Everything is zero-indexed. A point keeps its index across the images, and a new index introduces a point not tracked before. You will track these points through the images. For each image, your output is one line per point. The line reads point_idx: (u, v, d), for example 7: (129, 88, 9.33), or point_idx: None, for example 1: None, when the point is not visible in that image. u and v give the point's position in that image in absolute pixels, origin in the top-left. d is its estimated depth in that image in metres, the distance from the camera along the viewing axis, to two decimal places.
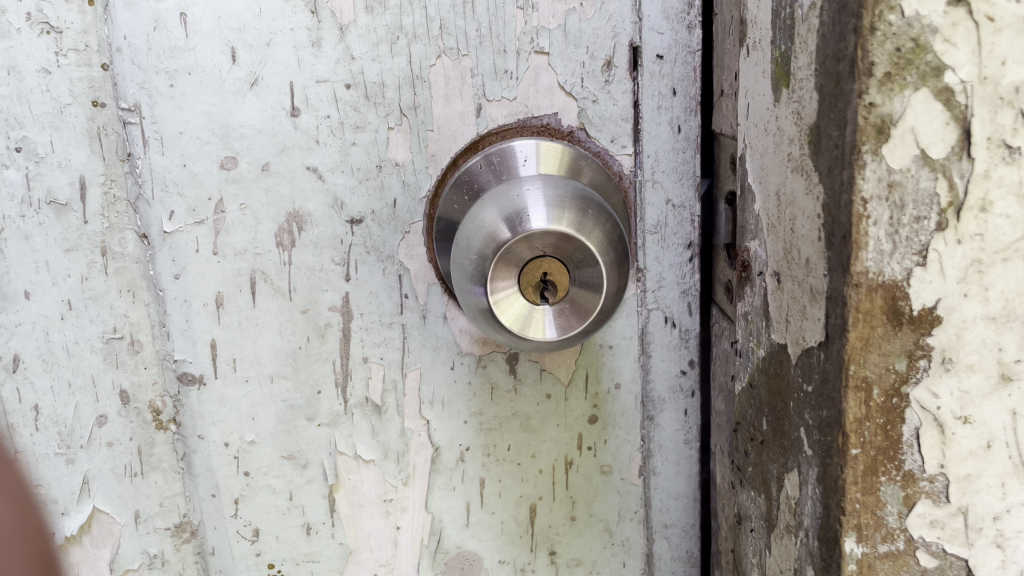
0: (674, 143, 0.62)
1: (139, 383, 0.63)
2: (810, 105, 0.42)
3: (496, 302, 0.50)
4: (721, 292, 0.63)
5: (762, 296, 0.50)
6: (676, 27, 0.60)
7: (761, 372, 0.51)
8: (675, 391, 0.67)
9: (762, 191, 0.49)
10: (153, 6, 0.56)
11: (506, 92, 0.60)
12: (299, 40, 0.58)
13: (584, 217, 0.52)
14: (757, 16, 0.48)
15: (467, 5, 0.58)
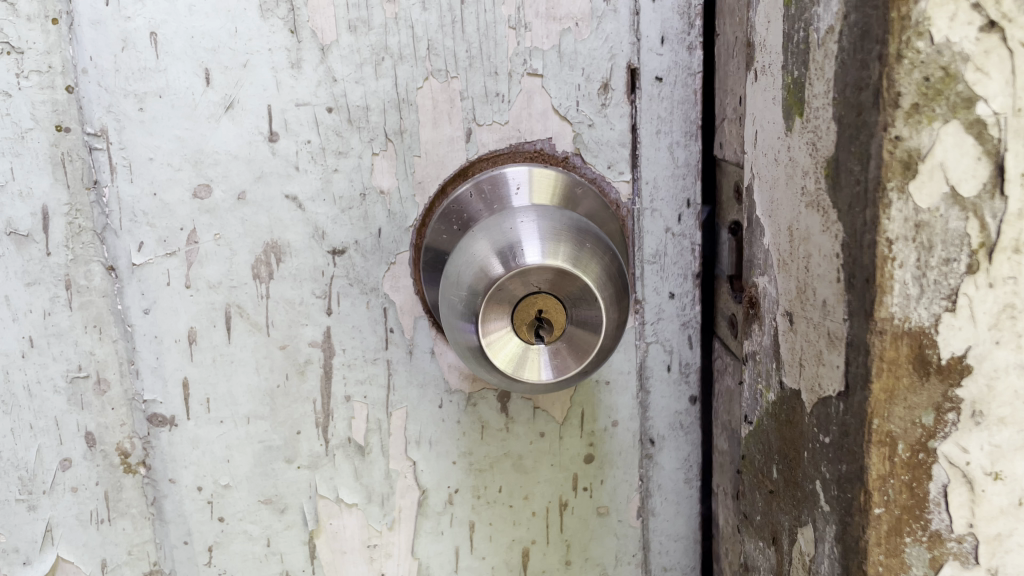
0: (674, 169, 0.59)
1: (106, 424, 0.59)
2: (827, 137, 0.39)
3: (489, 343, 0.47)
4: (724, 326, 0.60)
5: (773, 335, 0.47)
6: (677, 48, 0.57)
7: (772, 417, 0.48)
8: (675, 428, 0.64)
9: (772, 224, 0.46)
10: (121, 25, 0.53)
11: (497, 116, 0.57)
12: (277, 61, 0.54)
13: (581, 250, 0.49)
14: (767, 38, 0.45)
15: (456, 24, 0.55)
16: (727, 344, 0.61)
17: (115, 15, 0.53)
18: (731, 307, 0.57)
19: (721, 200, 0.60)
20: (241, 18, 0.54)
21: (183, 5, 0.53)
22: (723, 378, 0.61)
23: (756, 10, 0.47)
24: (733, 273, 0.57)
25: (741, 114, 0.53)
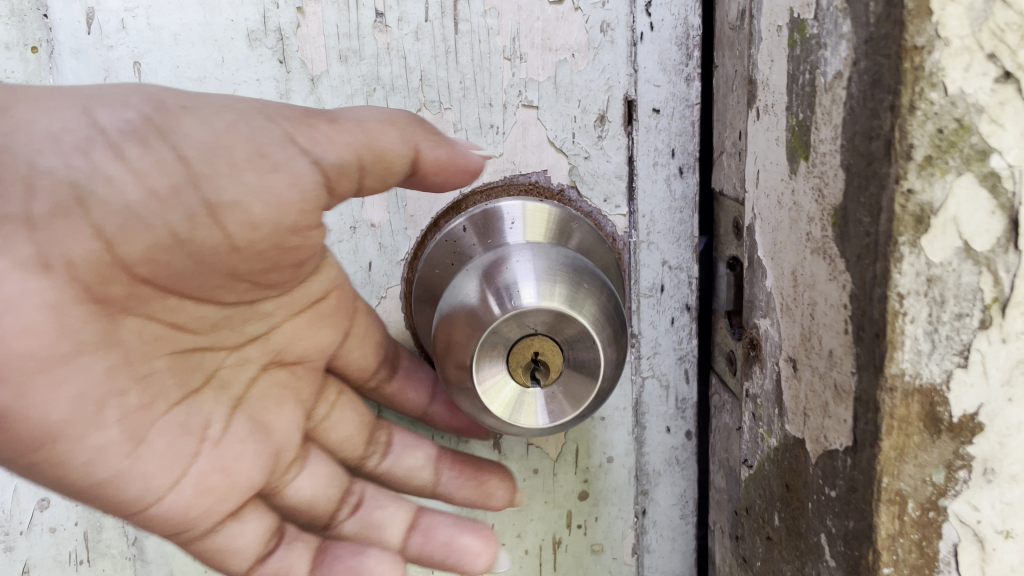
0: (671, 202, 0.58)
1: None
2: (834, 184, 0.38)
3: (484, 390, 0.46)
4: (723, 361, 0.59)
5: (775, 381, 0.46)
6: (676, 79, 0.56)
7: (772, 463, 0.47)
8: (671, 464, 0.63)
9: (775, 267, 0.45)
10: (104, 55, 0.53)
11: (491, 148, 0.57)
12: (265, 91, 0.54)
13: (576, 290, 0.47)
14: (769, 77, 0.44)
15: (449, 55, 0.55)
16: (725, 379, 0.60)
17: (98, 44, 0.53)
18: (730, 342, 0.57)
19: (718, 234, 0.59)
20: (228, 48, 0.54)
21: (168, 34, 0.53)
22: (719, 414, 0.60)
23: (758, 47, 0.46)
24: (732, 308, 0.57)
25: (740, 149, 0.52)
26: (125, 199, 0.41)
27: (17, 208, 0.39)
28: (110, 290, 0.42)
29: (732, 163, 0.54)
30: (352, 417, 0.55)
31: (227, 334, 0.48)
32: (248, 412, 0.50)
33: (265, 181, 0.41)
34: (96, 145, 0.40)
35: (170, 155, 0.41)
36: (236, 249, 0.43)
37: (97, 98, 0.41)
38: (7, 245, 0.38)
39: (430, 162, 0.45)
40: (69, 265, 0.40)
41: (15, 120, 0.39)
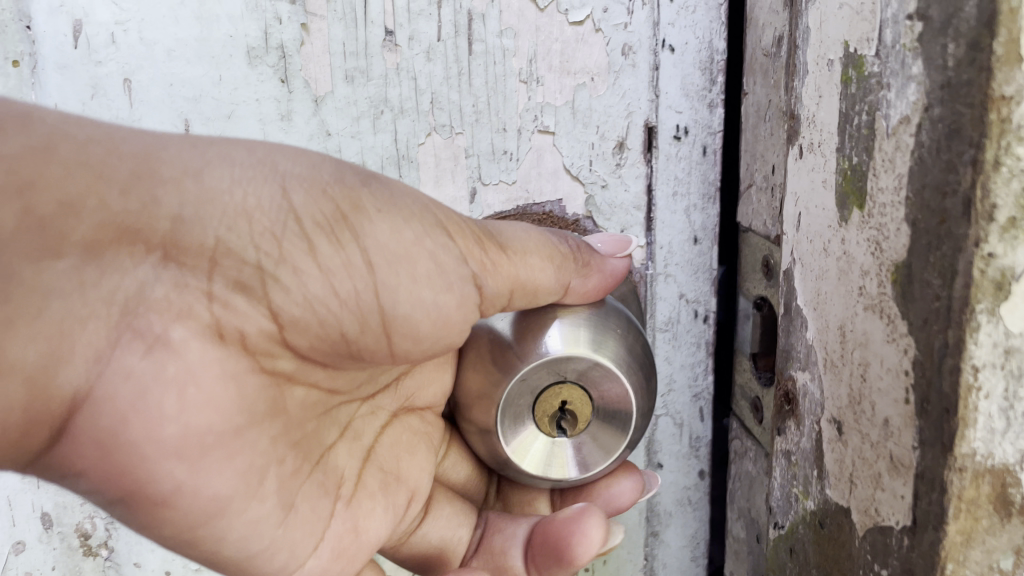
0: (690, 233, 0.60)
1: (64, 505, 0.63)
2: (895, 240, 0.35)
3: (513, 446, 0.48)
4: (745, 405, 0.56)
5: (814, 442, 0.43)
6: (699, 105, 0.57)
7: (808, 526, 0.44)
8: (683, 504, 0.66)
9: (818, 320, 0.42)
10: (91, 71, 0.53)
11: (504, 175, 0.58)
12: (266, 113, 0.55)
13: (602, 332, 0.47)
14: (816, 113, 0.41)
15: (463, 77, 0.56)
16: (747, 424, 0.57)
17: (85, 59, 0.53)
18: (756, 388, 0.54)
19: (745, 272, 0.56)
20: (226, 67, 0.53)
21: (162, 50, 0.53)
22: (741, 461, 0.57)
23: (801, 81, 0.43)
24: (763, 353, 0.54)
25: (774, 184, 0.49)
26: (307, 292, 0.40)
27: (202, 281, 0.38)
28: (275, 362, 0.42)
29: (763, 199, 0.51)
30: (468, 458, 0.58)
31: (365, 387, 0.51)
32: (378, 463, 0.52)
33: (439, 301, 0.43)
34: (286, 233, 0.39)
35: (357, 259, 0.40)
36: (393, 356, 0.45)
37: (293, 175, 0.40)
38: (189, 312, 0.38)
39: (580, 295, 0.48)
40: (236, 338, 0.40)
41: (208, 189, 0.38)
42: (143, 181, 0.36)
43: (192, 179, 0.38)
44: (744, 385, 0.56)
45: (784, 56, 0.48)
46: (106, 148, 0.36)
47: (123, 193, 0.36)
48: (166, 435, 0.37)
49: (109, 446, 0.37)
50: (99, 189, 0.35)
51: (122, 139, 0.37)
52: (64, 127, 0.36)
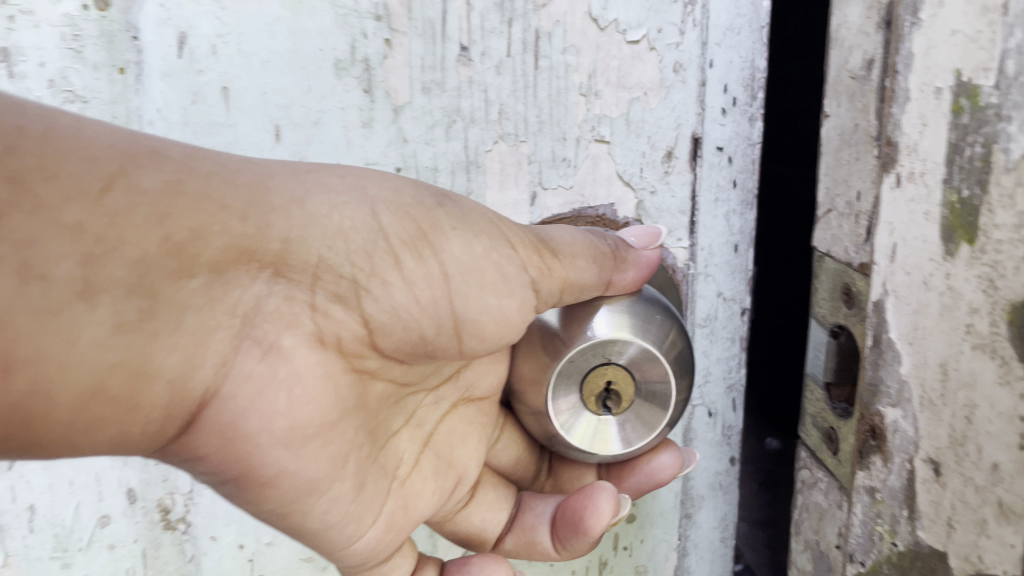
0: (731, 234, 1.03)
1: (148, 480, 0.99)
2: (1014, 282, 0.46)
3: (564, 415, 0.83)
4: (829, 438, 0.68)
5: (906, 482, 0.56)
6: (743, 119, 0.98)
7: (894, 563, 0.58)
8: (724, 434, 1.09)
9: (915, 360, 0.54)
10: (195, 80, 0.89)
11: (562, 180, 1.00)
12: (351, 122, 0.93)
13: (647, 321, 0.81)
14: (919, 141, 0.53)
15: (530, 93, 0.97)
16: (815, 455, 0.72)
17: (189, 67, 0.88)
18: (832, 418, 0.67)
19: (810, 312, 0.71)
20: (313, 83, 0.91)
21: (258, 62, 0.89)
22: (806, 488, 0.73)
23: (900, 108, 0.55)
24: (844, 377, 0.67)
25: (858, 211, 0.61)
26: (395, 300, 0.68)
27: (307, 295, 0.64)
28: (362, 361, 0.70)
29: (845, 224, 0.64)
30: (519, 435, 0.99)
31: (431, 377, 0.85)
32: (434, 443, 0.88)
33: (502, 302, 0.74)
34: (378, 248, 0.66)
35: (433, 268, 0.69)
36: (460, 350, 0.76)
37: (379, 201, 0.67)
38: (297, 319, 0.64)
39: (616, 284, 0.81)
40: (333, 341, 0.66)
41: (310, 211, 0.64)
42: (256, 210, 0.61)
43: (298, 205, 0.64)
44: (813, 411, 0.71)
45: (874, 78, 0.59)
46: (224, 182, 0.60)
47: (242, 221, 0.60)
48: (277, 425, 0.63)
49: (228, 435, 0.62)
50: (223, 221, 0.59)
51: (237, 174, 0.62)
52: (188, 165, 0.59)
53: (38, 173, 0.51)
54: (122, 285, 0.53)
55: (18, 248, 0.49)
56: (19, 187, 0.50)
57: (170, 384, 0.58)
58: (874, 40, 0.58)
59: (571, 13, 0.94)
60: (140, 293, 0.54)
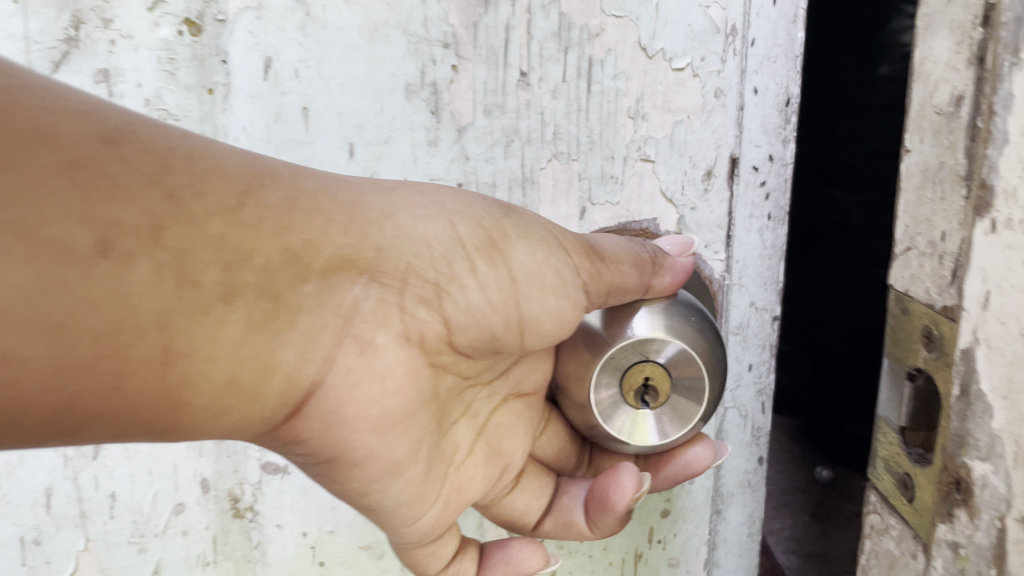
0: (763, 249, 1.14)
1: (222, 470, 1.09)
2: None
3: (607, 409, 0.93)
4: (903, 484, 0.73)
5: (993, 539, 0.58)
6: (776, 140, 1.09)
7: None
8: (753, 433, 1.22)
9: (1008, 415, 0.56)
10: (279, 101, 0.99)
11: (611, 196, 1.10)
12: (417, 140, 1.03)
13: (681, 322, 0.91)
14: (1016, 187, 0.54)
15: (583, 114, 1.06)
16: (885, 500, 0.77)
17: (274, 90, 0.99)
18: (908, 464, 0.72)
19: (888, 352, 0.76)
20: (386, 105, 1.01)
21: (336, 86, 1.00)
22: (881, 536, 0.76)
23: (998, 152, 0.56)
24: (928, 421, 0.72)
25: (941, 252, 0.65)
26: (469, 301, 0.71)
27: (397, 298, 0.68)
28: (438, 357, 0.73)
29: (927, 263, 0.67)
30: (560, 430, 1.05)
31: (486, 374, 0.92)
32: (487, 437, 0.95)
33: (560, 302, 0.75)
34: (459, 256, 0.70)
35: (504, 273, 0.72)
36: (520, 344, 0.78)
37: (456, 214, 0.71)
38: (390, 319, 0.68)
39: (656, 289, 0.92)
40: (417, 339, 0.70)
41: (399, 222, 0.69)
42: (357, 223, 0.66)
43: (390, 218, 0.68)
44: (891, 457, 0.75)
45: (963, 115, 0.62)
46: (329, 198, 0.65)
47: (343, 232, 0.65)
48: (370, 412, 0.68)
49: (330, 419, 0.68)
50: (328, 234, 0.64)
51: (336, 192, 0.66)
52: (299, 185, 0.64)
53: (189, 191, 0.55)
54: (253, 288, 0.58)
55: (177, 258, 0.53)
56: (176, 205, 0.54)
57: (286, 376, 0.63)
58: (963, 77, 0.61)
59: (622, 42, 1.03)
60: (266, 296, 0.60)
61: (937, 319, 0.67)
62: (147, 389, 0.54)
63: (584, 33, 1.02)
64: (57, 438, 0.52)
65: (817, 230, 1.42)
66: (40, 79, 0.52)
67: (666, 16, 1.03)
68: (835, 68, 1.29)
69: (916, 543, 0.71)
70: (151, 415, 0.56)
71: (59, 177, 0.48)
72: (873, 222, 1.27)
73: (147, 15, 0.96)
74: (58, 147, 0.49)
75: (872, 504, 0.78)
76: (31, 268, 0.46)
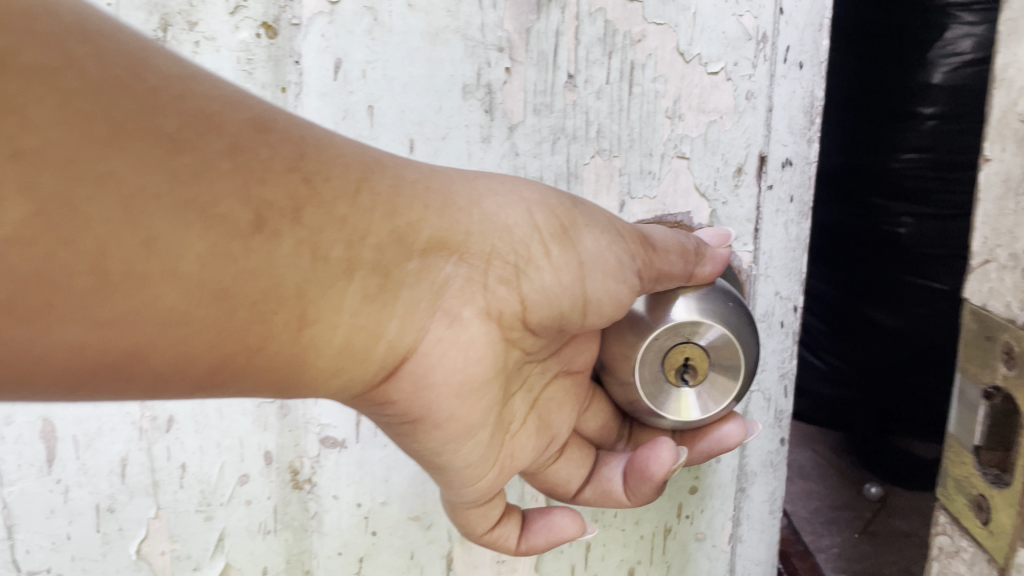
0: (788, 242, 1.22)
1: (284, 443, 1.16)
2: None
3: (647, 386, 1.00)
4: (974, 503, 0.77)
5: None
6: (802, 140, 1.17)
7: None
8: (776, 415, 1.30)
9: None
10: (347, 101, 1.08)
11: (648, 190, 1.18)
12: (472, 137, 1.11)
13: (719, 307, 0.99)
14: None
15: (624, 114, 1.14)
16: (955, 520, 0.81)
17: (342, 89, 1.07)
18: (982, 487, 0.75)
19: (962, 368, 0.79)
20: (444, 104, 1.09)
21: (399, 86, 1.08)
22: (954, 558, 0.81)
23: None
24: (997, 439, 0.74)
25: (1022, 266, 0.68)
26: (542, 281, 0.79)
27: (481, 278, 0.77)
28: (510, 332, 0.81)
29: (1006, 276, 0.70)
30: (603, 407, 1.14)
31: (540, 354, 0.99)
32: (536, 408, 1.04)
33: (617, 286, 0.82)
34: (534, 241, 0.79)
35: (572, 257, 0.80)
36: (583, 323, 0.84)
37: (533, 202, 0.80)
38: (473, 297, 0.77)
39: (699, 278, 1.00)
40: (497, 315, 0.79)
41: (486, 210, 0.78)
42: (449, 209, 0.75)
43: (477, 204, 0.78)
44: (963, 478, 0.78)
45: None
46: (425, 185, 0.74)
47: (440, 215, 0.74)
48: (455, 378, 0.77)
49: (419, 382, 0.76)
50: (426, 219, 0.73)
51: (431, 180, 0.76)
52: (401, 172, 0.73)
53: (320, 175, 0.64)
54: (369, 265, 0.68)
55: (312, 235, 0.63)
56: (311, 188, 0.63)
57: (388, 344, 0.73)
58: None
59: (661, 48, 1.12)
60: (377, 272, 0.69)
61: (1019, 337, 0.69)
62: (282, 351, 0.65)
63: (627, 39, 1.10)
64: (204, 390, 0.62)
65: (869, 244, 1.71)
66: (200, 70, 0.60)
67: (702, 24, 1.12)
68: (885, 93, 1.54)
69: (990, 565, 0.74)
70: (280, 375, 0.67)
71: (224, 160, 0.57)
72: (920, 232, 1.57)
73: (229, 19, 1.05)
74: (222, 132, 0.58)
75: (943, 526, 0.83)
76: (206, 241, 0.56)
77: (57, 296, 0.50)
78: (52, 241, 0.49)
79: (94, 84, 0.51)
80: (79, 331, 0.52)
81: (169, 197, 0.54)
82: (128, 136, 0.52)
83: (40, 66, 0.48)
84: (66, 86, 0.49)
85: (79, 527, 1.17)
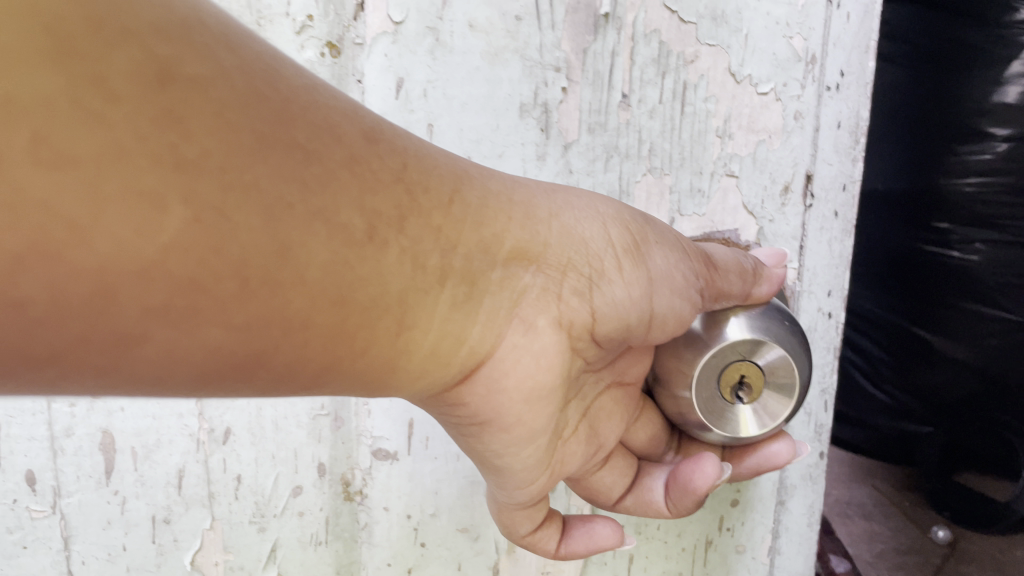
0: (831, 258, 1.23)
1: (337, 455, 1.18)
2: None
3: (704, 403, 1.02)
4: None
5: None
6: (847, 158, 1.19)
7: None
8: (816, 429, 1.32)
9: None
10: (408, 119, 1.09)
11: (698, 208, 1.19)
12: (528, 155, 1.13)
13: (774, 327, 1.01)
14: None
15: (675, 133, 1.16)
16: None
17: (403, 108, 1.09)
18: None
19: None
20: (502, 123, 1.11)
21: (457, 104, 1.10)
22: None
23: None
24: None
25: None
26: (615, 296, 0.81)
27: (557, 288, 0.79)
28: (578, 345, 0.83)
29: None
30: (654, 421, 1.15)
31: (599, 365, 1.01)
32: (591, 420, 1.05)
33: (681, 302, 0.85)
34: (610, 258, 0.80)
35: (641, 273, 0.82)
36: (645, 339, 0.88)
37: (608, 218, 0.83)
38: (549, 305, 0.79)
39: (755, 297, 1.02)
40: (568, 324, 0.80)
41: (565, 224, 0.80)
42: (531, 222, 0.78)
43: (557, 219, 0.80)
44: None
45: None
46: (508, 199, 0.77)
47: (524, 228, 0.77)
48: (527, 384, 0.79)
49: (492, 387, 0.79)
50: (509, 229, 0.76)
51: (514, 193, 0.78)
52: (487, 186, 0.76)
53: (421, 189, 0.67)
54: (460, 274, 0.71)
55: (413, 245, 0.66)
56: (413, 199, 0.66)
57: (469, 349, 0.75)
58: None
59: (713, 68, 1.14)
60: (466, 280, 0.72)
61: None
62: (380, 357, 0.69)
63: (681, 60, 1.12)
64: (308, 387, 0.66)
65: (926, 271, 1.81)
66: (318, 82, 0.63)
67: (754, 45, 1.14)
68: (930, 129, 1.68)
69: None
70: (375, 379, 0.71)
71: (344, 170, 0.60)
72: (993, 258, 1.64)
73: (295, 38, 1.06)
74: (342, 143, 0.61)
75: None
76: (329, 249, 0.59)
77: (205, 301, 0.53)
78: (205, 250, 0.52)
79: (241, 92, 0.54)
80: (221, 334, 0.56)
81: (302, 206, 0.57)
82: (266, 145, 0.55)
83: (199, 76, 0.51)
84: (219, 97, 0.52)
85: (135, 538, 1.18)
